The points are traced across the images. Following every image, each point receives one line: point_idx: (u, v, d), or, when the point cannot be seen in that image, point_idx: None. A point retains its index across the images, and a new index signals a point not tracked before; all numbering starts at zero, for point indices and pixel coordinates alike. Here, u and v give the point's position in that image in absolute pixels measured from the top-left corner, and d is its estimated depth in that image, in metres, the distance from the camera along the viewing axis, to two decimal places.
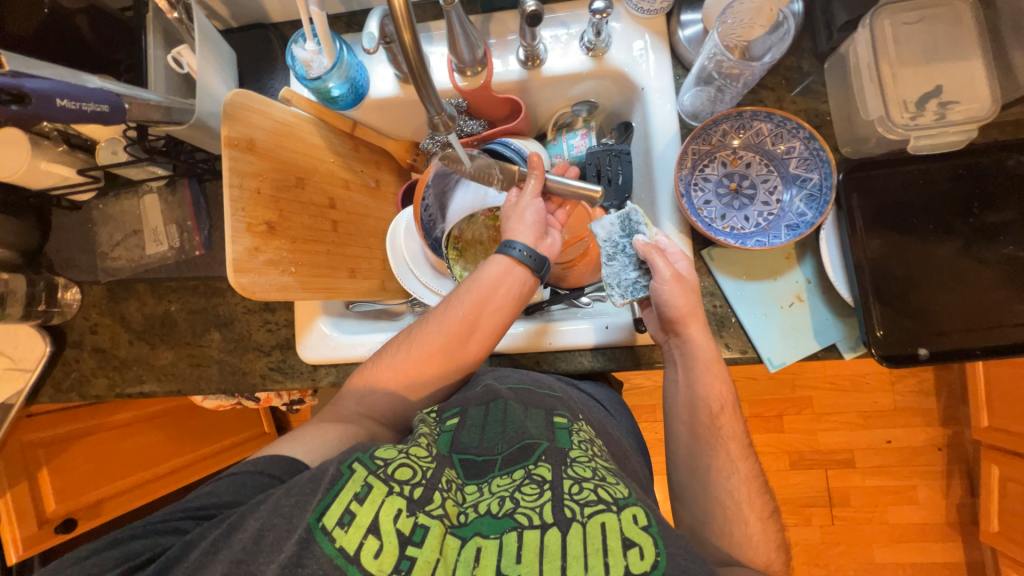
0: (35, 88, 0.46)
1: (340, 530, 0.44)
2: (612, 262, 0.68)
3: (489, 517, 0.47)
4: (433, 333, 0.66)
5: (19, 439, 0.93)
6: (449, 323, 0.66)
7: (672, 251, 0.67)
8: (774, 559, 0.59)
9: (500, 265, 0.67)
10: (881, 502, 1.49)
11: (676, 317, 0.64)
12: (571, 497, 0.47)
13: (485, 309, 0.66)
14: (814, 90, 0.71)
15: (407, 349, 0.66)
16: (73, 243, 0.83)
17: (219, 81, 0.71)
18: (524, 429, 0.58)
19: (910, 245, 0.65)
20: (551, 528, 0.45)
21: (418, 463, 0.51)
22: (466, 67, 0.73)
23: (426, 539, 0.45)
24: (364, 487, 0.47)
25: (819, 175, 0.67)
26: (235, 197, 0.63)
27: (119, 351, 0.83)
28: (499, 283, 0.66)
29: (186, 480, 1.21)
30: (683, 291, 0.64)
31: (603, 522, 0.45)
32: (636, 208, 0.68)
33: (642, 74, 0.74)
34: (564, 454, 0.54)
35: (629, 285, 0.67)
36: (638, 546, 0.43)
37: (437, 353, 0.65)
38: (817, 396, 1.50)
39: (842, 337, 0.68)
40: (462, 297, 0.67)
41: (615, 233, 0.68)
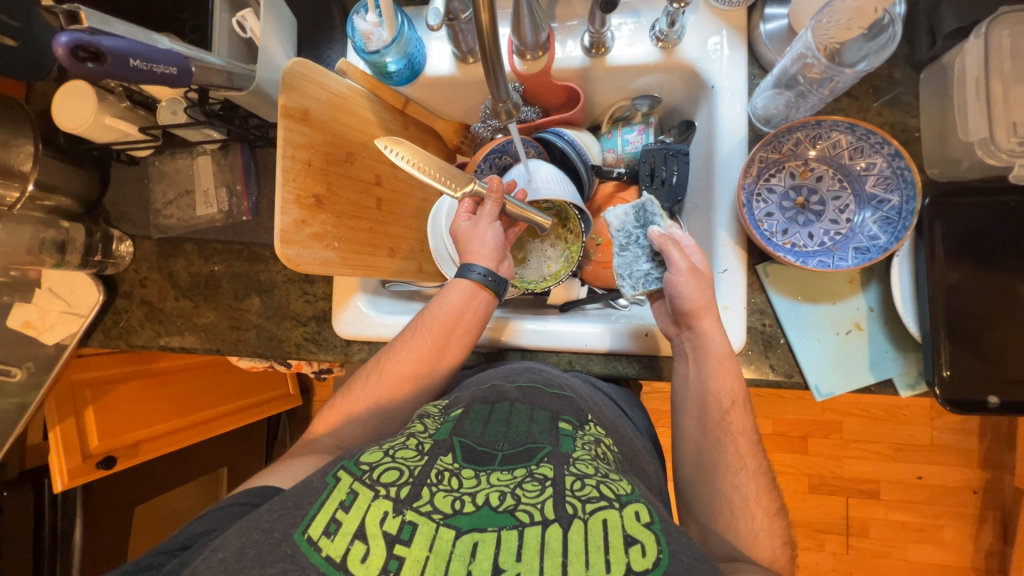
0: (111, 48, 0.46)
1: (326, 539, 0.42)
2: (624, 252, 0.68)
3: (486, 510, 0.43)
4: (402, 361, 0.66)
5: (69, 378, 0.99)
6: (417, 348, 0.66)
7: (688, 244, 0.65)
8: (780, 555, 0.56)
9: (461, 290, 0.68)
10: (903, 537, 1.43)
11: (689, 310, 0.62)
12: (573, 493, 0.44)
13: (454, 334, 0.67)
14: (903, 102, 0.65)
15: (378, 377, 0.67)
16: (129, 197, 0.86)
17: (279, 48, 0.70)
18: (526, 432, 0.53)
19: (992, 281, 0.59)
20: (551, 524, 0.41)
21: (408, 462, 0.48)
22: (527, 50, 0.70)
23: (415, 537, 0.41)
24: (350, 495, 0.45)
25: (900, 198, 0.61)
26: (287, 167, 0.63)
27: (165, 305, 0.86)
28: (464, 308, 0.67)
29: (214, 432, 1.25)
30: (698, 284, 0.62)
31: (606, 518, 0.42)
32: (653, 199, 0.69)
33: (714, 71, 0.69)
34: (567, 454, 0.50)
35: (642, 276, 0.67)
36: (640, 543, 0.40)
37: (408, 378, 0.66)
38: (849, 422, 1.44)
39: (900, 373, 0.63)
40: (425, 324, 0.67)
41: (630, 224, 0.69)
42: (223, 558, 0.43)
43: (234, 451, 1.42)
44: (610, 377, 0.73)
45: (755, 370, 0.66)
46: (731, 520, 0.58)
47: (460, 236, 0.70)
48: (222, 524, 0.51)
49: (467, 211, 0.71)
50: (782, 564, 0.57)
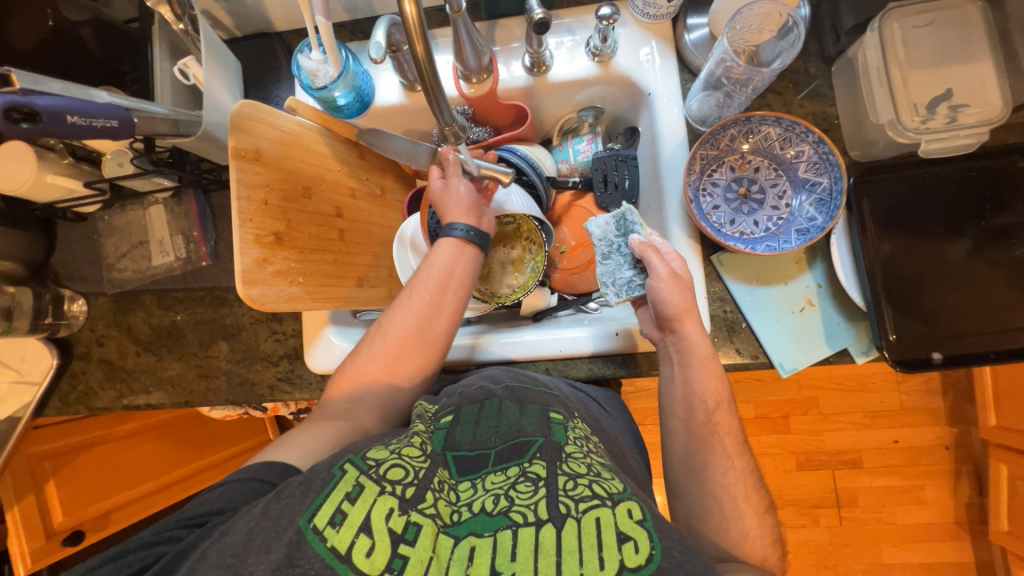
0: (46, 105, 0.46)
1: (332, 530, 0.41)
2: (607, 260, 0.70)
3: (483, 515, 0.44)
4: (401, 320, 0.65)
5: (24, 453, 0.93)
6: (415, 306, 0.65)
7: (667, 251, 0.67)
8: (771, 554, 0.56)
9: (449, 246, 0.67)
10: (889, 502, 1.49)
11: (672, 314, 0.63)
12: (565, 493, 0.44)
13: (449, 288, 0.66)
14: (821, 93, 0.70)
15: (381, 340, 0.65)
16: (79, 255, 0.83)
17: (225, 92, 0.70)
18: (518, 426, 0.54)
19: (920, 247, 0.64)
20: (545, 525, 0.42)
21: (413, 461, 0.48)
22: (471, 74, 0.73)
23: (419, 537, 0.42)
24: (356, 488, 0.45)
25: (829, 179, 0.66)
26: (242, 208, 0.63)
27: (126, 362, 0.82)
28: (454, 263, 0.67)
29: (189, 490, 1.19)
30: (679, 289, 0.63)
31: (598, 517, 0.42)
32: (633, 208, 0.70)
33: (649, 79, 0.73)
34: (559, 449, 0.50)
35: (625, 283, 0.69)
36: (633, 539, 0.40)
37: (410, 337, 0.65)
38: (824, 396, 1.50)
39: (854, 341, 0.67)
40: (418, 282, 0.66)
41: (610, 233, 0.70)
42: (230, 545, 0.42)
43: None
44: (590, 379, 0.74)
45: (722, 356, 0.69)
46: (718, 503, 0.59)
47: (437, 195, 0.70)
48: (243, 501, 0.48)
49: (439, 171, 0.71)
50: (774, 564, 0.57)
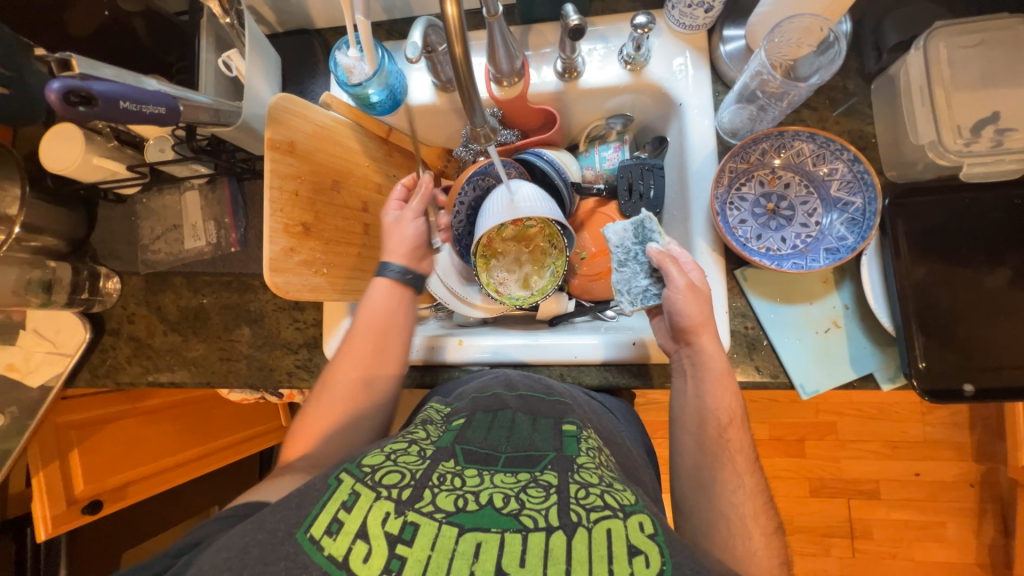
0: (102, 91, 0.48)
1: (328, 538, 0.40)
2: (623, 268, 0.70)
3: (489, 510, 0.42)
4: (343, 364, 0.67)
5: (54, 421, 0.96)
6: (357, 356, 0.67)
7: (685, 261, 0.66)
8: (777, 574, 0.54)
9: (383, 290, 0.70)
10: (907, 536, 1.43)
11: (689, 326, 0.63)
12: (577, 502, 0.43)
13: (390, 333, 0.68)
14: (859, 111, 0.69)
15: (327, 394, 0.66)
16: (116, 234, 0.86)
17: (265, 85, 0.72)
18: (529, 440, 0.53)
19: (957, 275, 0.62)
20: (555, 531, 0.40)
21: (409, 466, 0.47)
22: (502, 78, 0.74)
23: (416, 537, 0.39)
24: (352, 495, 0.43)
25: (863, 199, 0.65)
26: (274, 198, 0.65)
27: (154, 340, 0.85)
28: (393, 304, 0.69)
29: (207, 468, 1.23)
30: (697, 301, 0.62)
31: (610, 528, 0.40)
32: (652, 216, 0.69)
33: (682, 90, 0.73)
34: (571, 460, 0.49)
35: (641, 292, 0.68)
36: (645, 553, 0.38)
37: (351, 380, 0.66)
38: (843, 422, 1.45)
39: (880, 367, 0.65)
40: (355, 325, 0.69)
41: (628, 239, 0.70)
42: (227, 557, 0.40)
43: (224, 486, 1.38)
44: (602, 387, 0.74)
45: (741, 373, 0.68)
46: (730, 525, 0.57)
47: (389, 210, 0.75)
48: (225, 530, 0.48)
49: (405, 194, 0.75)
50: None
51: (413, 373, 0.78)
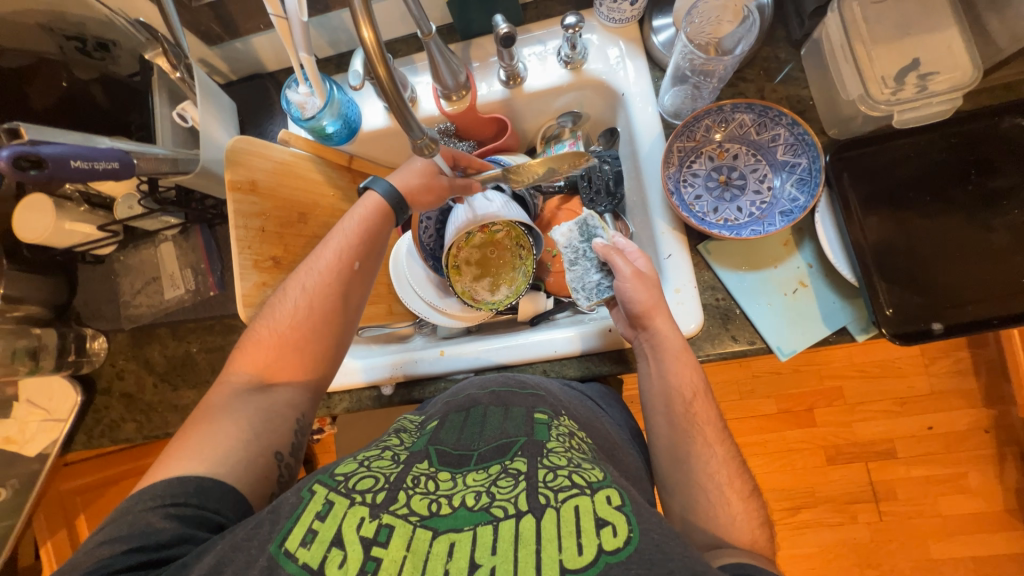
0: (51, 153, 0.50)
1: (303, 549, 0.41)
2: (575, 266, 0.75)
3: (461, 510, 0.43)
4: (313, 272, 0.64)
5: (56, 489, 0.95)
6: (326, 263, 0.65)
7: (632, 251, 0.70)
8: (760, 537, 0.55)
9: (366, 200, 0.69)
10: (931, 492, 1.41)
11: (641, 312, 0.65)
12: (545, 484, 0.44)
13: (359, 248, 0.66)
14: (793, 77, 0.72)
15: (290, 295, 0.63)
16: (98, 295, 0.88)
17: (222, 131, 0.75)
18: (501, 428, 0.55)
19: (910, 219, 0.64)
20: (525, 516, 0.42)
21: (383, 471, 0.48)
22: (450, 93, 0.76)
23: (392, 538, 0.41)
24: (326, 505, 0.44)
25: (807, 159, 0.67)
26: (241, 236, 0.68)
27: (145, 394, 0.86)
28: (370, 217, 0.67)
29: None
30: (645, 286, 0.66)
31: (578, 505, 0.42)
32: (593, 214, 0.75)
33: (621, 80, 0.76)
34: (541, 444, 0.51)
35: (594, 287, 0.73)
36: (611, 524, 0.40)
37: (322, 291, 0.64)
38: (848, 385, 1.45)
39: (852, 319, 0.66)
40: (333, 235, 0.67)
41: (575, 239, 0.75)
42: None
43: None
44: (586, 377, 0.75)
45: (719, 345, 0.69)
46: (721, 496, 0.58)
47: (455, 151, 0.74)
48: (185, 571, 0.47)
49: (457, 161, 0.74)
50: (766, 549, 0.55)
51: (402, 390, 0.78)
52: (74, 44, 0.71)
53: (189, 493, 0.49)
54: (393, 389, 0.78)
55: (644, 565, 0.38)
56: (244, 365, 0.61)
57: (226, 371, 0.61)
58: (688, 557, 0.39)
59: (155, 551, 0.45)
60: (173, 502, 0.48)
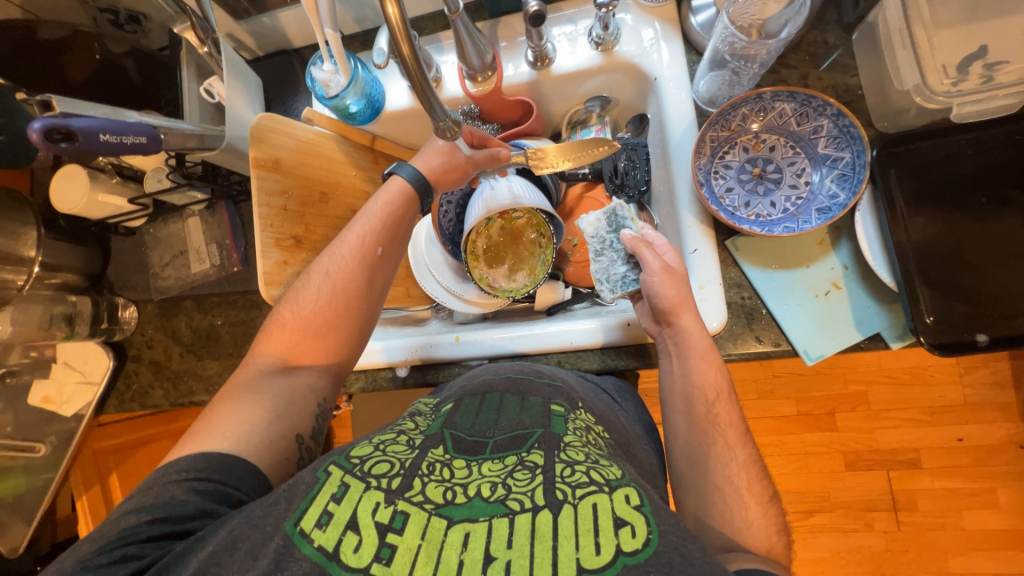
0: (80, 126, 0.51)
1: (319, 531, 0.41)
2: (600, 257, 0.72)
3: (477, 500, 0.43)
4: (336, 259, 0.65)
5: (91, 447, 1.01)
6: (348, 248, 0.65)
7: (661, 245, 0.68)
8: (777, 543, 0.54)
9: (390, 183, 0.68)
10: (956, 505, 1.36)
11: (667, 308, 0.63)
12: (562, 480, 0.44)
13: (381, 232, 0.66)
14: (842, 64, 0.67)
15: (313, 280, 0.64)
16: (129, 265, 0.90)
17: (247, 108, 0.75)
18: (517, 420, 0.54)
19: (961, 222, 0.59)
20: (542, 511, 0.41)
21: (398, 456, 0.48)
22: (476, 73, 0.74)
23: (407, 525, 0.41)
24: (341, 487, 0.44)
25: (851, 153, 0.63)
26: (264, 214, 0.68)
27: (172, 363, 0.89)
28: (392, 204, 0.67)
29: None
30: (673, 282, 0.64)
31: (596, 502, 0.42)
32: (623, 203, 0.73)
33: (655, 64, 0.72)
34: (558, 438, 0.50)
35: (619, 279, 0.71)
36: (630, 524, 0.40)
37: (344, 278, 0.64)
38: (874, 390, 1.39)
39: (888, 325, 0.63)
40: (357, 220, 0.67)
41: (603, 230, 0.73)
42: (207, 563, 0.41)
43: None
44: (602, 371, 0.74)
45: (742, 346, 0.66)
46: (736, 500, 0.56)
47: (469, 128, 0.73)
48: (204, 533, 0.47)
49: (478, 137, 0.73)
50: (781, 554, 0.54)
51: (416, 373, 0.79)
52: (108, 17, 0.74)
53: (213, 468, 0.50)
54: (407, 371, 0.79)
55: (662, 569, 0.37)
56: (274, 349, 0.62)
57: (253, 352, 0.63)
58: (706, 563, 0.38)
59: (178, 522, 0.47)
60: (196, 476, 0.49)
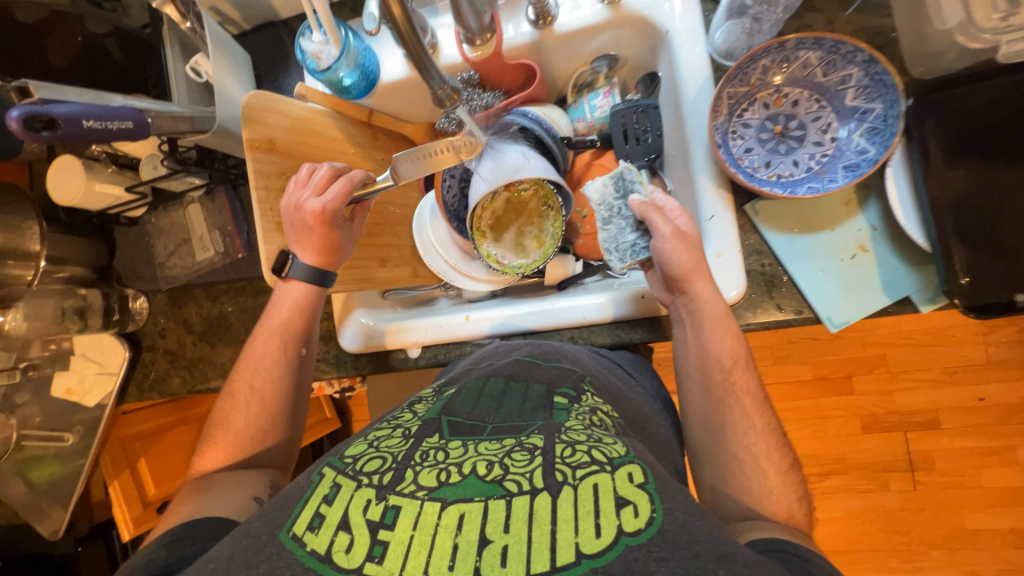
0: (62, 113, 0.49)
1: (311, 533, 0.40)
2: (608, 225, 0.70)
3: (472, 479, 0.41)
4: (258, 371, 0.67)
5: (117, 434, 1.03)
6: (267, 362, 0.67)
7: (672, 208, 0.64)
8: (797, 511, 0.53)
9: (291, 287, 0.69)
10: (974, 463, 1.35)
11: (680, 274, 0.61)
12: (562, 461, 0.43)
13: (295, 332, 0.69)
14: (873, 4, 0.62)
15: (242, 401, 0.66)
16: (134, 256, 0.90)
17: (236, 86, 0.72)
18: (518, 411, 0.52)
19: (1004, 173, 0.55)
20: (540, 493, 0.40)
21: (392, 450, 0.46)
22: (474, 36, 0.69)
23: (399, 519, 0.39)
24: (334, 488, 0.43)
25: (883, 104, 0.58)
26: (262, 198, 0.67)
27: (186, 351, 0.90)
28: (304, 308, 0.68)
29: None
30: (685, 248, 0.61)
31: (596, 482, 0.40)
32: (630, 166, 0.69)
33: (666, 15, 0.67)
34: (559, 424, 0.49)
35: (629, 248, 0.68)
36: (632, 504, 0.39)
37: (272, 388, 0.67)
38: (892, 353, 1.37)
39: (918, 288, 0.60)
40: (266, 327, 0.69)
41: (610, 196, 0.70)
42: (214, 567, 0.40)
43: None
44: (616, 345, 0.73)
45: (761, 314, 0.64)
46: (757, 471, 0.56)
47: (303, 178, 0.66)
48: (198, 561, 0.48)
49: (318, 187, 0.65)
50: (802, 522, 0.53)
51: (429, 353, 0.78)
52: None
53: (179, 533, 0.52)
54: (420, 352, 0.78)
55: (668, 547, 0.36)
56: (217, 459, 0.63)
57: (200, 468, 0.63)
58: (713, 537, 0.38)
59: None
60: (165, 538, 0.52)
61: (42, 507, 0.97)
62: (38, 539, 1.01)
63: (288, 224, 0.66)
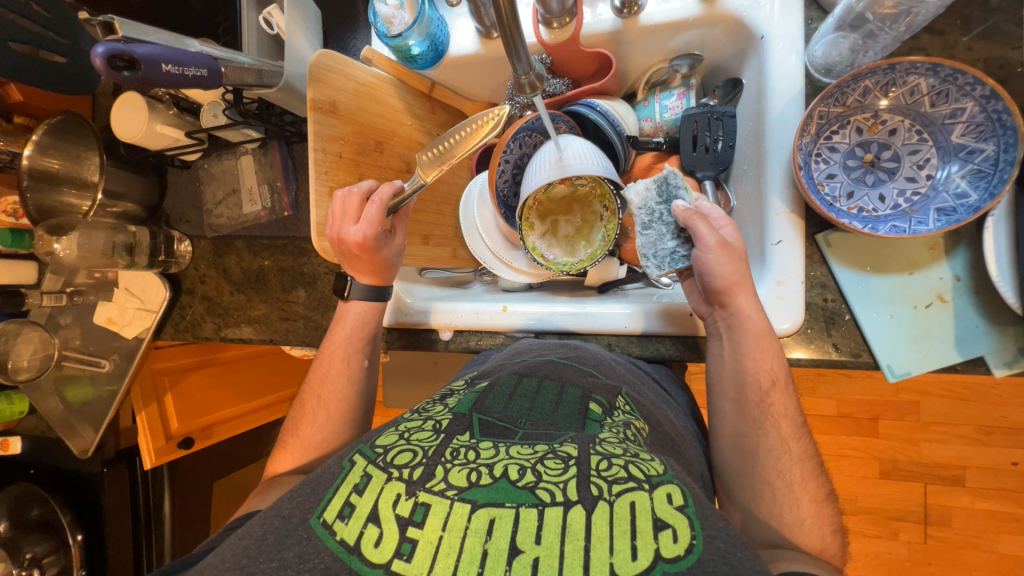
0: (144, 54, 0.49)
1: (340, 523, 0.38)
2: (647, 230, 0.67)
3: (503, 483, 0.38)
4: (326, 382, 0.69)
5: (149, 367, 1.06)
6: (333, 373, 0.69)
7: (716, 216, 0.61)
8: (831, 545, 0.52)
9: (359, 305, 0.71)
10: (993, 527, 1.30)
11: (722, 288, 0.58)
12: (597, 473, 0.39)
13: (360, 343, 0.71)
14: (1000, 32, 0.57)
15: (312, 410, 0.68)
16: (184, 200, 0.91)
17: (306, 43, 0.70)
18: (551, 416, 0.49)
19: None
20: (574, 506, 0.36)
21: (422, 443, 0.43)
22: (552, 18, 0.66)
23: (428, 518, 0.36)
24: (365, 477, 0.41)
25: (996, 146, 0.54)
26: (319, 160, 0.65)
27: (223, 299, 0.91)
28: (365, 322, 0.71)
29: (259, 421, 1.34)
30: (730, 260, 0.58)
31: (634, 500, 0.37)
32: (675, 171, 0.66)
33: (764, 18, 0.62)
34: (592, 435, 0.45)
35: (668, 255, 0.65)
36: (671, 528, 0.35)
37: (338, 396, 0.68)
38: (926, 403, 1.30)
39: (994, 348, 0.56)
40: (332, 340, 0.71)
41: (652, 199, 0.67)
42: (246, 546, 0.38)
43: None
44: (653, 359, 0.71)
45: (814, 349, 0.61)
46: (793, 508, 0.53)
47: (336, 208, 0.65)
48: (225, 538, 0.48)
49: (353, 215, 0.64)
50: (835, 556, 0.52)
51: (460, 338, 0.77)
52: None
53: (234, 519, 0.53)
54: (451, 336, 0.77)
55: None
56: (287, 463, 0.65)
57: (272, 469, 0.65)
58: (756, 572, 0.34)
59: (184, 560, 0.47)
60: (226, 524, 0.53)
61: (73, 425, 1.02)
62: (67, 454, 1.06)
63: (337, 254, 0.68)
